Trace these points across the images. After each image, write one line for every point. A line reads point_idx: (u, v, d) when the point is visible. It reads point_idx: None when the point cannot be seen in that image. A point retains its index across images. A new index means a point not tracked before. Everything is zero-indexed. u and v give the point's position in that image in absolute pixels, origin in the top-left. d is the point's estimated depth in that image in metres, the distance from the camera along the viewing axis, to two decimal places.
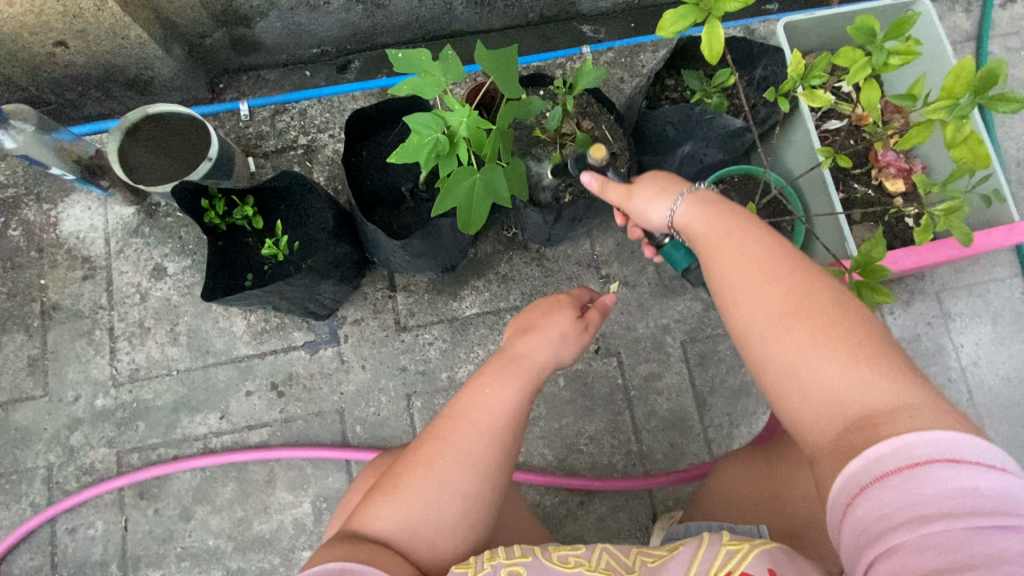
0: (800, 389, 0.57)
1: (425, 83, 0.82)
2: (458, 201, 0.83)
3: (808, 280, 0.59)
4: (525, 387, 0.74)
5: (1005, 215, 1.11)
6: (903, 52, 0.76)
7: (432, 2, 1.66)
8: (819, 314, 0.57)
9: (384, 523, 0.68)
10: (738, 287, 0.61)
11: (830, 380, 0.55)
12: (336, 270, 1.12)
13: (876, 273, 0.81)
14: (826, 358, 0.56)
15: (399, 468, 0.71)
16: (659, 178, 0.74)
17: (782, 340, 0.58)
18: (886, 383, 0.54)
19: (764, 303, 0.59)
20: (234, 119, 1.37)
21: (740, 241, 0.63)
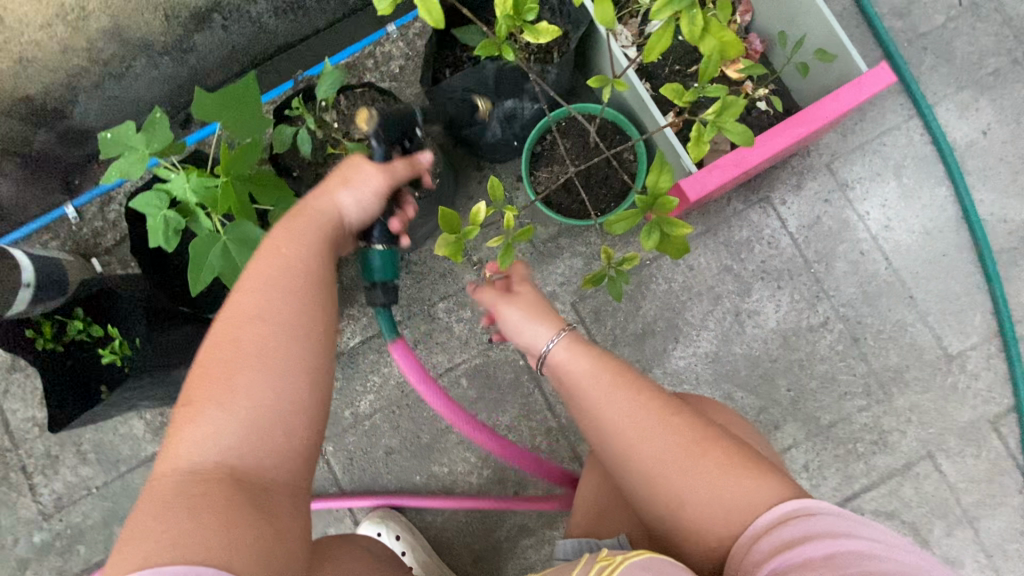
0: (696, 515, 0.62)
1: (129, 161, 0.74)
2: (217, 269, 0.77)
3: (682, 416, 0.66)
4: (318, 246, 0.65)
5: (855, 68, 0.97)
6: None
7: (238, 27, 1.46)
8: (698, 442, 0.64)
9: (203, 448, 0.55)
10: (625, 436, 0.66)
11: (720, 500, 0.61)
12: (186, 354, 1.07)
13: (665, 205, 0.71)
14: (710, 479, 0.62)
15: (197, 387, 0.56)
16: (532, 300, 0.77)
17: (695, 469, 0.63)
18: (761, 486, 0.61)
19: (669, 447, 0.64)
20: (65, 224, 1.32)
21: (615, 385, 0.68)
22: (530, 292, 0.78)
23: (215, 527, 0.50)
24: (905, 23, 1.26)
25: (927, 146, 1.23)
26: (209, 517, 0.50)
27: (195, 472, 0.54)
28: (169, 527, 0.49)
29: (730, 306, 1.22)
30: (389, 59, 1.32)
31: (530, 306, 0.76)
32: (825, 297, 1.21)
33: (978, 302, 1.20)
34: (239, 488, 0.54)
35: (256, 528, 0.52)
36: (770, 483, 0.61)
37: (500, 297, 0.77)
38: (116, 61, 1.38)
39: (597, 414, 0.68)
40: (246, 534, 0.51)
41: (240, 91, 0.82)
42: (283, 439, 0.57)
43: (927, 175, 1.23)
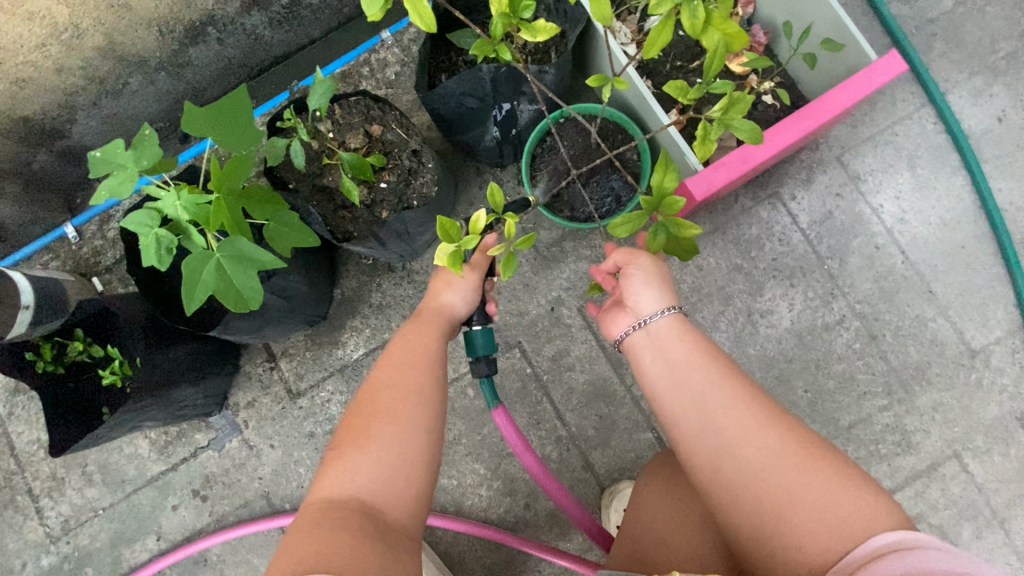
0: (802, 528, 0.55)
1: (118, 180, 0.73)
2: (212, 288, 0.75)
3: (786, 423, 0.63)
4: (443, 325, 0.80)
5: (864, 56, 0.93)
6: None
7: (233, 39, 1.44)
8: (803, 447, 0.60)
9: (345, 483, 0.63)
10: (726, 434, 0.63)
11: (828, 508, 0.55)
12: (183, 373, 1.07)
13: (672, 205, 0.66)
14: (816, 484, 0.57)
15: (346, 436, 0.67)
16: (659, 266, 0.76)
17: (785, 475, 0.58)
18: (868, 503, 0.55)
19: (761, 449, 0.61)
20: (65, 245, 1.32)
21: (720, 379, 0.66)
22: (662, 263, 0.78)
23: (348, 546, 0.57)
24: (913, 8, 1.22)
25: (940, 134, 1.19)
26: (346, 537, 0.58)
27: (336, 502, 0.62)
28: (312, 544, 0.57)
29: (741, 306, 1.18)
30: (385, 66, 1.30)
31: (656, 275, 0.75)
32: (840, 294, 1.17)
33: (1001, 294, 1.16)
34: (369, 523, 0.61)
35: (383, 555, 0.58)
36: (883, 508, 0.55)
37: (635, 254, 0.77)
38: (112, 78, 1.37)
39: (699, 409, 0.65)
40: (373, 558, 0.57)
41: (231, 104, 0.81)
42: (408, 486, 0.65)
43: (942, 164, 1.19)
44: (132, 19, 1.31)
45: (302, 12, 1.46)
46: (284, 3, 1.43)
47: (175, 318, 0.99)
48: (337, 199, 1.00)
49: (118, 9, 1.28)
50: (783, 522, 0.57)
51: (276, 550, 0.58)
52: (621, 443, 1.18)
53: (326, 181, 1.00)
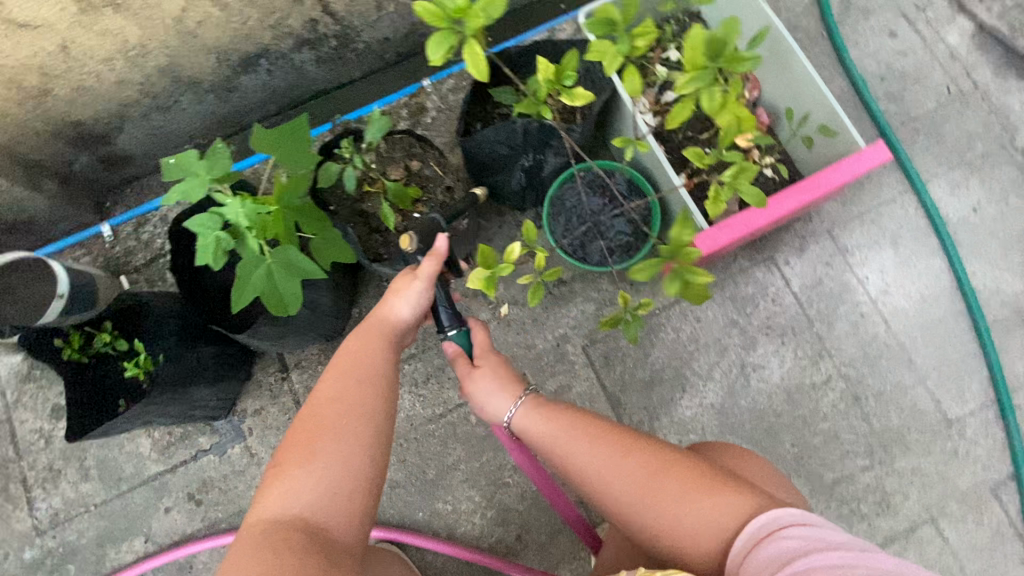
0: (676, 535, 0.71)
1: (189, 185, 0.81)
2: (260, 289, 0.82)
3: (651, 452, 0.76)
4: (386, 340, 0.84)
5: (853, 143, 1.06)
6: (644, 32, 0.74)
7: (282, 72, 1.68)
8: (666, 468, 0.74)
9: (290, 500, 0.68)
10: (604, 477, 0.76)
11: (693, 516, 0.70)
12: (204, 372, 1.11)
13: (688, 257, 0.77)
14: (684, 500, 0.71)
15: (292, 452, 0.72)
16: (501, 369, 0.87)
17: (655, 500, 0.73)
18: (735, 500, 0.70)
19: (631, 481, 0.74)
20: (99, 242, 1.38)
21: (592, 438, 0.78)
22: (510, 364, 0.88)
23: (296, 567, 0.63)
24: (898, 107, 1.38)
25: (921, 218, 1.31)
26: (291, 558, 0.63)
27: (280, 520, 0.67)
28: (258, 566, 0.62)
29: (735, 358, 1.26)
30: (423, 110, 1.43)
31: (499, 378, 0.86)
32: (828, 355, 1.26)
33: (974, 369, 1.25)
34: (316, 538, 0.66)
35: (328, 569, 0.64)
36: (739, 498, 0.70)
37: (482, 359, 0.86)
38: (166, 94, 1.56)
39: (580, 467, 0.77)
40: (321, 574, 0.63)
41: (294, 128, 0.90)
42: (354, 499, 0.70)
43: (922, 246, 1.30)
44: (195, 44, 1.45)
45: (348, 54, 1.72)
46: (334, 45, 1.66)
47: (208, 318, 1.05)
48: (372, 223, 1.09)
49: (184, 36, 1.42)
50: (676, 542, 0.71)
51: (219, 569, 0.63)
52: None
53: (364, 206, 1.09)
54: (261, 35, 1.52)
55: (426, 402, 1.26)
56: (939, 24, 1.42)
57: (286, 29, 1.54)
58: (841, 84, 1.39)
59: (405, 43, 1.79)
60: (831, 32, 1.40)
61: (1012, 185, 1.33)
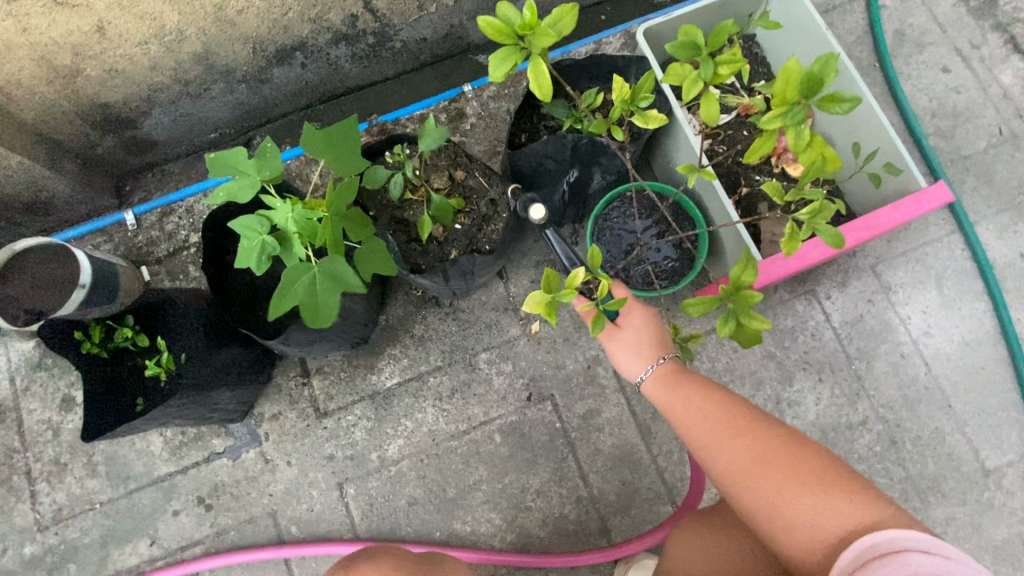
0: (786, 526, 0.66)
1: (238, 185, 0.77)
2: (303, 299, 0.78)
3: (764, 435, 0.71)
4: None
5: (914, 182, 1.03)
6: (728, 61, 0.73)
7: (316, 66, 1.64)
8: (776, 454, 0.69)
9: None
10: (710, 452, 0.73)
11: (806, 513, 0.65)
12: (229, 375, 1.07)
13: (747, 297, 0.74)
14: (795, 494, 0.66)
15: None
16: (650, 329, 0.86)
17: (765, 484, 0.68)
18: (852, 507, 0.63)
19: (738, 462, 0.70)
20: (121, 230, 1.34)
21: (701, 410, 0.76)
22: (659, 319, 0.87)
23: None
24: (948, 144, 1.35)
25: (967, 260, 1.28)
26: None
27: None
28: None
29: (770, 393, 1.22)
30: (462, 116, 1.39)
31: (633, 342, 0.85)
32: (865, 396, 1.22)
33: (1015, 419, 1.21)
34: None
35: None
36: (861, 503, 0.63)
37: (631, 312, 0.86)
38: (197, 82, 1.52)
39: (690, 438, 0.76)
40: None
41: (345, 131, 0.86)
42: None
43: (967, 289, 1.27)
44: (232, 33, 1.42)
45: (384, 53, 1.69)
46: (371, 43, 1.63)
47: (239, 322, 1.02)
48: (411, 232, 1.05)
49: (222, 23, 1.38)
50: (778, 521, 0.67)
51: None
52: (640, 514, 1.18)
53: (404, 215, 1.05)
54: (299, 28, 1.48)
55: (450, 417, 1.22)
56: (993, 63, 1.40)
57: (325, 23, 1.50)
58: (891, 118, 1.36)
59: (443, 45, 1.76)
60: (883, 64, 1.38)
61: None
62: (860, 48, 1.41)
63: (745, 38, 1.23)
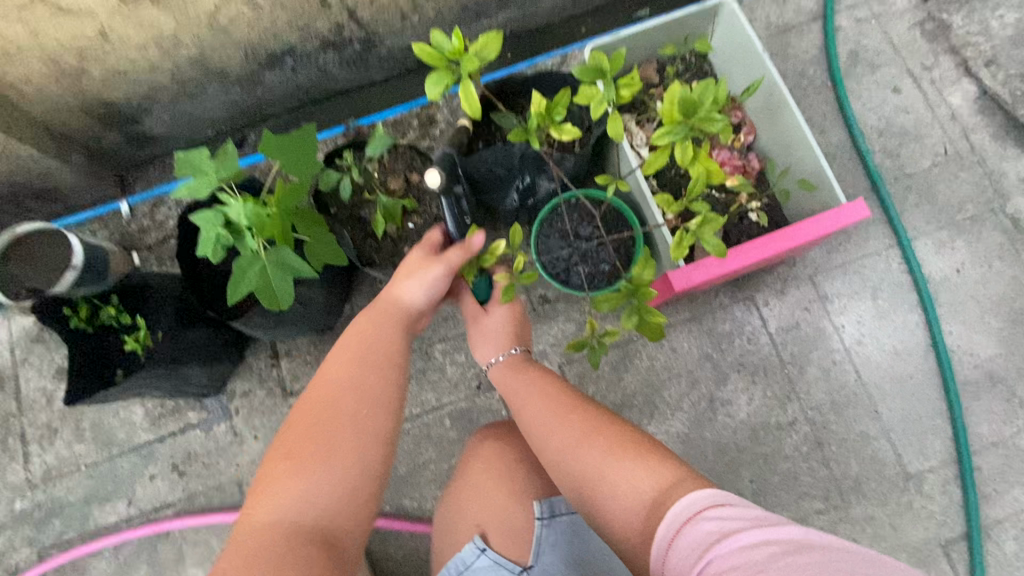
0: (610, 497, 0.77)
1: (198, 183, 0.87)
2: (254, 285, 0.88)
3: (593, 421, 0.85)
4: None
5: (834, 199, 1.10)
6: (628, 84, 0.81)
7: (306, 70, 1.75)
8: (604, 437, 0.82)
9: (293, 504, 0.69)
10: (553, 439, 0.85)
11: (619, 481, 0.77)
12: (200, 353, 1.18)
13: (645, 294, 0.83)
14: (616, 468, 0.78)
15: (301, 443, 0.74)
16: (506, 323, 1.06)
17: (591, 457, 0.80)
18: (652, 472, 0.76)
19: (574, 440, 0.83)
20: (117, 217, 1.46)
21: (546, 402, 0.90)
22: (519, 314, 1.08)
23: None
24: (894, 162, 1.41)
25: (903, 274, 1.34)
26: None
27: None
28: None
29: (705, 392, 1.30)
30: (433, 122, 1.49)
31: (489, 330, 1.06)
32: (795, 398, 1.29)
33: (939, 427, 1.27)
34: None
35: None
36: (661, 471, 0.75)
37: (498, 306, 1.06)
38: (194, 83, 1.64)
39: (542, 430, 0.88)
40: None
41: (299, 136, 0.96)
42: (377, 456, 0.77)
43: (902, 301, 1.33)
44: (225, 39, 1.54)
45: (370, 59, 1.79)
46: (357, 49, 1.74)
47: (206, 304, 1.12)
48: (368, 228, 1.15)
49: (216, 30, 1.50)
50: (597, 483, 0.79)
51: None
52: None
53: (362, 212, 1.15)
54: (288, 35, 1.60)
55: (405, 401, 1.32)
56: (943, 85, 1.46)
57: (313, 31, 1.61)
58: (840, 135, 1.43)
59: (427, 53, 1.86)
60: (835, 83, 1.45)
61: (998, 250, 1.36)
62: (814, 68, 1.48)
63: (696, 57, 1.30)
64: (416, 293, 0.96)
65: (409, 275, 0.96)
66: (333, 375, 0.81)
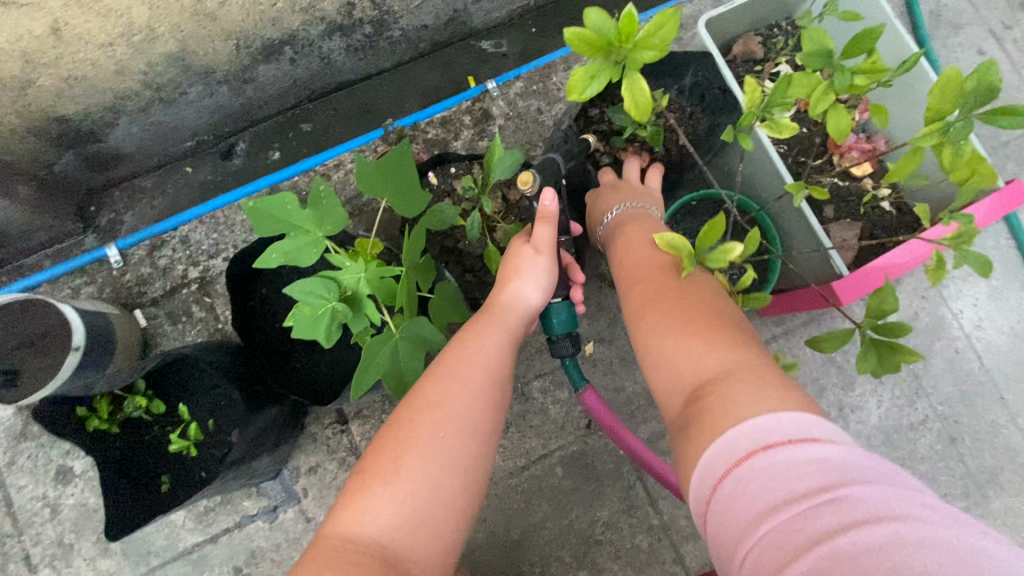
0: (717, 414, 0.57)
1: (297, 243, 0.63)
2: (384, 371, 0.66)
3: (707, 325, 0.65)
4: None
5: (990, 183, 0.99)
6: (865, 68, 0.64)
7: (306, 61, 1.45)
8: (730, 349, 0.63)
9: (372, 521, 0.60)
10: (652, 347, 0.67)
11: (732, 402, 0.57)
12: (270, 438, 0.91)
13: (895, 330, 0.67)
14: (740, 390, 0.58)
15: (377, 462, 0.64)
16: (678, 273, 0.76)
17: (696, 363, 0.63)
18: (777, 404, 0.56)
19: (686, 346, 0.65)
20: (103, 267, 1.15)
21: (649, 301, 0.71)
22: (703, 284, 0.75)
23: None
24: (988, 130, 1.33)
25: (1013, 250, 1.27)
26: None
27: None
28: None
29: (833, 399, 1.19)
30: (488, 117, 1.26)
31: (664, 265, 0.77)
32: (924, 395, 1.21)
33: None
34: None
35: None
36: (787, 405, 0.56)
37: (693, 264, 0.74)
38: (171, 86, 1.31)
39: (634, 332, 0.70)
40: None
41: (406, 163, 0.73)
42: (460, 485, 0.65)
43: (1014, 278, 1.26)
44: (212, 28, 1.22)
45: (381, 43, 1.51)
46: (367, 32, 1.45)
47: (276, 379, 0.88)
48: (465, 262, 0.94)
49: (201, 18, 1.19)
50: (710, 410, 0.58)
51: None
52: None
53: (457, 243, 0.93)
54: (289, 20, 1.30)
55: (507, 453, 1.13)
56: None
57: (318, 13, 1.32)
58: None
59: (444, 32, 1.59)
60: (923, 47, 1.33)
61: None
62: None
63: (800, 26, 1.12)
64: (532, 289, 0.78)
65: (519, 269, 0.78)
66: (433, 385, 0.68)
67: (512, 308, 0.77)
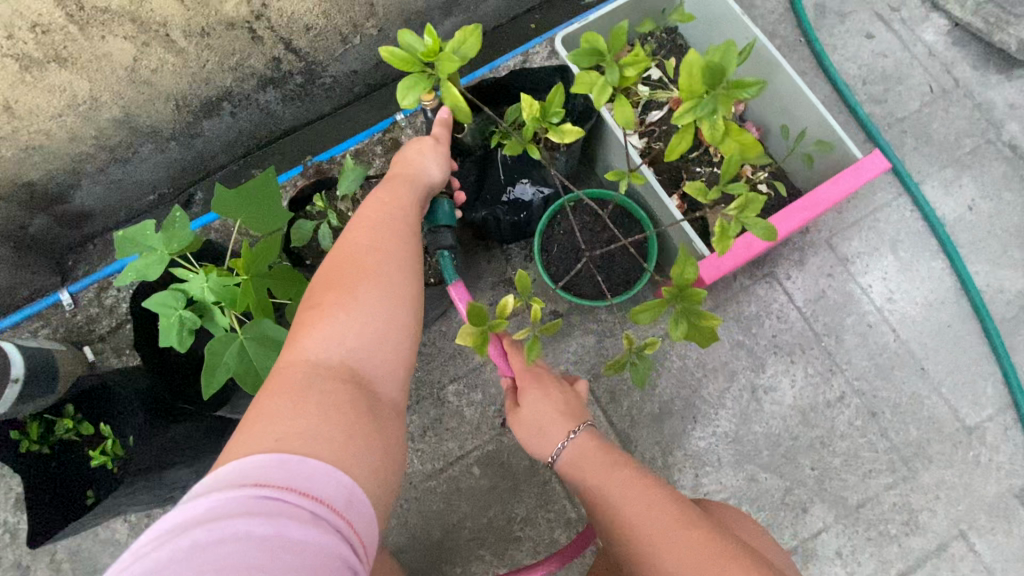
0: None
1: (147, 262, 0.73)
2: (233, 367, 0.74)
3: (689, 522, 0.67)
4: None
5: (849, 154, 1.02)
6: (633, 61, 0.70)
7: (245, 112, 1.53)
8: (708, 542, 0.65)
9: (331, 347, 0.61)
10: (643, 538, 0.67)
11: None
12: (184, 451, 1.00)
13: (692, 296, 0.71)
14: None
15: (314, 304, 0.64)
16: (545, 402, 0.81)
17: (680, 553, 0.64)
18: None
19: (673, 539, 0.65)
20: (58, 311, 1.28)
21: (638, 489, 0.71)
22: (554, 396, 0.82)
23: None
24: (883, 109, 1.36)
25: (918, 221, 1.28)
26: None
27: None
28: None
29: (745, 382, 1.21)
30: (398, 146, 1.37)
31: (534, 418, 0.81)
32: (839, 371, 1.21)
33: (988, 372, 1.21)
34: None
35: None
36: None
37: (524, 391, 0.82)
38: (123, 145, 1.42)
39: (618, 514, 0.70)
40: None
41: (259, 186, 0.82)
42: (409, 315, 0.67)
43: (922, 249, 1.27)
44: (151, 92, 1.32)
45: (315, 90, 1.58)
46: (299, 82, 1.53)
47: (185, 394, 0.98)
48: None
49: (138, 84, 1.29)
50: None
51: None
52: None
53: None
54: (221, 78, 1.39)
55: (425, 456, 1.18)
56: (915, 23, 1.40)
57: (247, 69, 1.40)
58: (823, 89, 1.37)
59: (375, 74, 1.65)
60: (808, 38, 1.38)
61: (1004, 179, 1.31)
62: (783, 25, 1.41)
63: (668, 32, 1.23)
64: (436, 165, 0.80)
65: (420, 150, 0.81)
66: (361, 238, 0.68)
67: (421, 180, 0.79)
